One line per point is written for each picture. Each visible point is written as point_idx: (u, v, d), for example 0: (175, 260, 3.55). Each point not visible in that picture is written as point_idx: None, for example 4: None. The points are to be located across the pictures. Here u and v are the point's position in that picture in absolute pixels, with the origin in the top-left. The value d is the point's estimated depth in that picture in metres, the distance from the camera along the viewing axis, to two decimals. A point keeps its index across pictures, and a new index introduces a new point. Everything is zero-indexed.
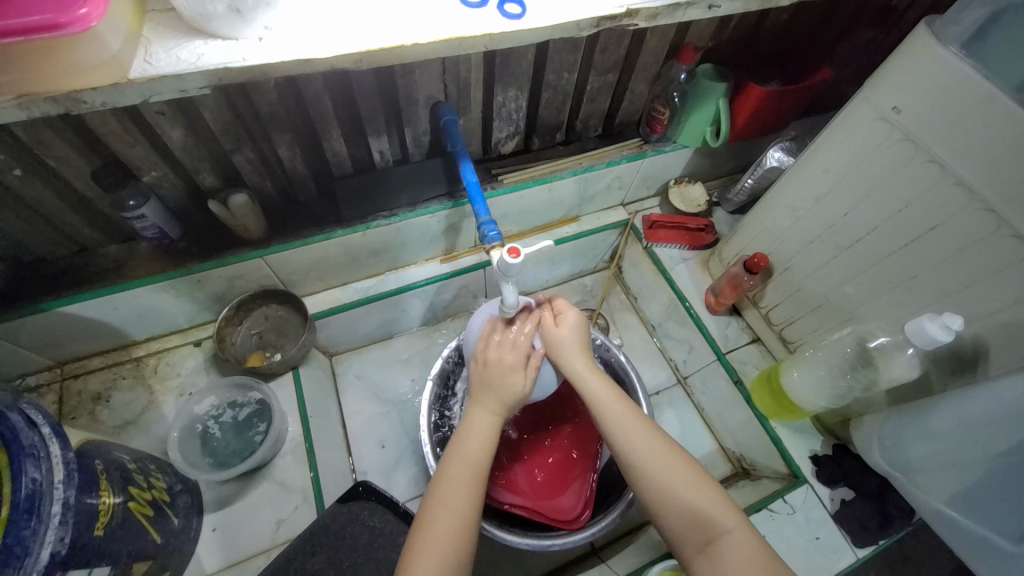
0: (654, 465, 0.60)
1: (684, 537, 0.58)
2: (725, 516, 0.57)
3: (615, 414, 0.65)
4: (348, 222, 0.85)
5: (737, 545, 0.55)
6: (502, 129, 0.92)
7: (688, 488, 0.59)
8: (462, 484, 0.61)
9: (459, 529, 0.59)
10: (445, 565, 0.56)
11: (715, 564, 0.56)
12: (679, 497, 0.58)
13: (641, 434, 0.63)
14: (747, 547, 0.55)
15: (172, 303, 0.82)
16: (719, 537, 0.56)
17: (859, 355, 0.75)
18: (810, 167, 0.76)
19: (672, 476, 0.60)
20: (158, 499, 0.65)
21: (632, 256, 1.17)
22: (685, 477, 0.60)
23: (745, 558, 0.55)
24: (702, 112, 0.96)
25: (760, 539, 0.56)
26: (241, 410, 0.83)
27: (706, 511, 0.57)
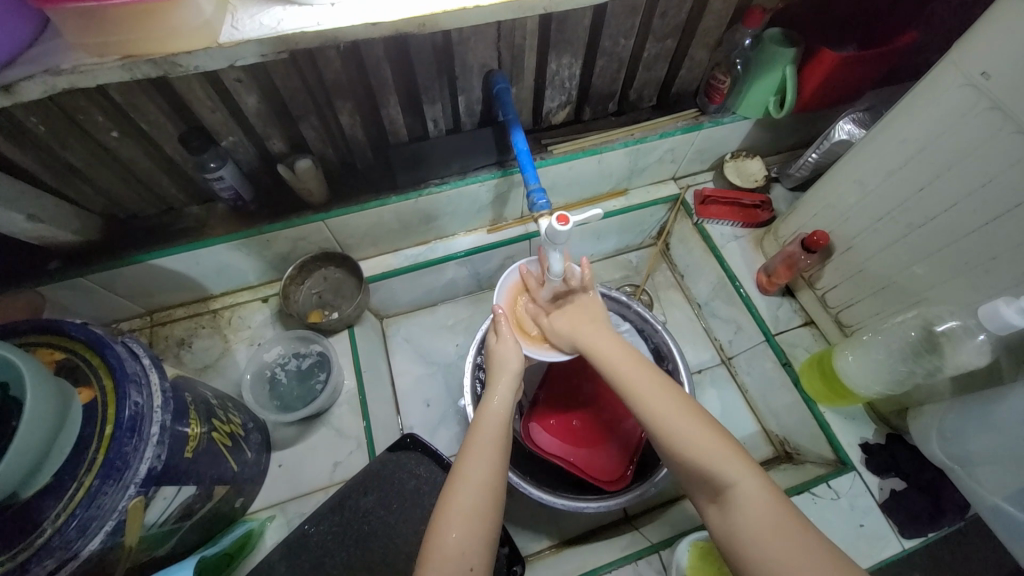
0: (662, 416, 0.61)
1: (697, 487, 0.57)
2: (736, 467, 0.54)
3: (622, 369, 0.68)
4: (401, 189, 0.89)
5: (749, 496, 0.52)
6: (554, 98, 0.92)
7: (705, 443, 0.57)
8: (495, 469, 0.61)
9: (487, 513, 0.58)
10: (469, 537, 0.56)
11: (725, 512, 0.53)
12: (684, 445, 0.58)
13: (647, 384, 0.64)
14: (761, 500, 0.52)
15: (244, 261, 0.89)
16: (730, 489, 0.53)
17: (924, 340, 0.71)
18: (884, 137, 0.71)
19: (687, 428, 0.59)
20: (235, 433, 0.72)
21: (681, 233, 1.14)
22: (691, 422, 0.59)
23: (759, 504, 0.52)
24: (766, 81, 0.92)
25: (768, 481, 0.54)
26: (304, 360, 0.91)
27: (719, 461, 0.55)
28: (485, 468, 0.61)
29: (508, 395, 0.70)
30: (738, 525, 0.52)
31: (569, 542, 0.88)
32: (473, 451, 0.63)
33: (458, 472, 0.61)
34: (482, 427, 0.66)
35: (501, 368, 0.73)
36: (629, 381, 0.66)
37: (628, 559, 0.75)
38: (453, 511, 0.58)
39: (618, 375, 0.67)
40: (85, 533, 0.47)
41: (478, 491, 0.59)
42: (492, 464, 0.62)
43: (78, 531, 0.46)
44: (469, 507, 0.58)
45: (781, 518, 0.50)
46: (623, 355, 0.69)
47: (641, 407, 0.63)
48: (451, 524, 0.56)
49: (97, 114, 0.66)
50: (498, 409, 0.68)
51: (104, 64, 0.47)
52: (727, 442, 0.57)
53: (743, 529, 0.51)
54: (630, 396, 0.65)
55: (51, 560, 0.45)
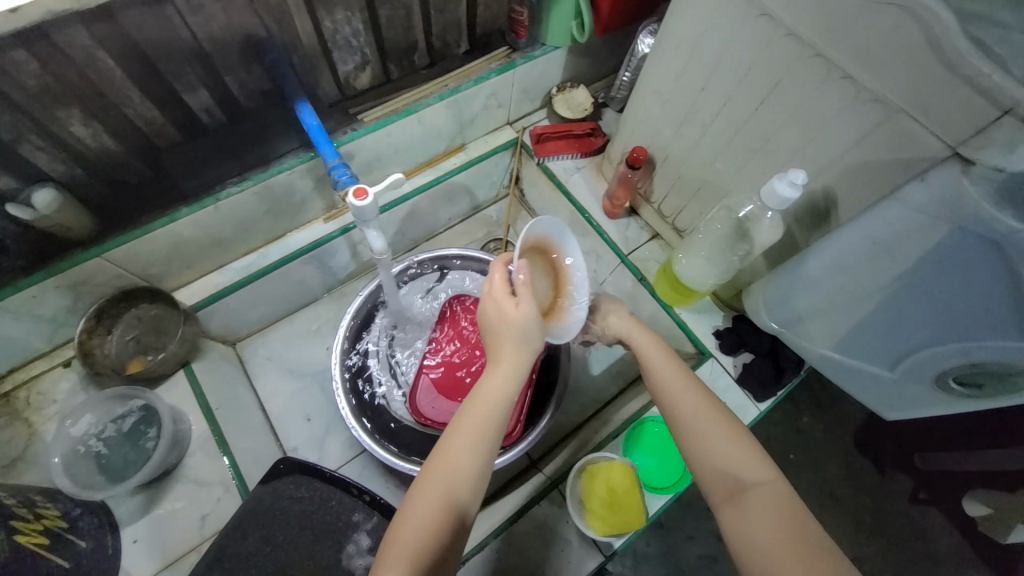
0: (693, 423, 0.59)
1: (714, 488, 0.56)
2: (759, 469, 0.54)
3: (667, 374, 0.64)
4: (193, 198, 0.77)
5: (767, 499, 0.52)
6: (347, 60, 0.83)
7: (727, 452, 0.56)
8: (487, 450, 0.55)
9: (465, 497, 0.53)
10: (433, 539, 0.50)
11: (737, 514, 0.52)
12: (720, 452, 0.56)
13: (695, 391, 0.61)
14: (783, 499, 0.52)
15: (16, 327, 0.73)
16: (753, 489, 0.53)
17: (734, 228, 0.78)
18: (665, 44, 0.73)
19: (726, 437, 0.57)
20: (54, 527, 0.64)
21: (530, 176, 1.13)
22: (737, 437, 0.57)
23: (774, 515, 0.51)
24: (563, 6, 0.90)
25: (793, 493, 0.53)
26: (125, 421, 0.77)
27: (741, 466, 0.55)
28: (475, 455, 0.54)
29: (512, 382, 0.60)
30: (748, 528, 0.51)
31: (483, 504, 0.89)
32: (465, 423, 0.56)
33: (440, 456, 0.55)
34: (479, 399, 0.58)
35: (505, 332, 0.62)
36: (677, 389, 0.62)
37: (532, 502, 0.77)
38: (420, 506, 0.52)
39: (669, 384, 0.63)
40: None
41: (465, 472, 0.53)
42: (482, 451, 0.55)
43: None
44: (441, 501, 0.52)
45: (792, 513, 0.51)
46: (682, 368, 0.64)
47: (681, 413, 0.60)
48: (416, 522, 0.51)
49: None
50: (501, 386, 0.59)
51: None
52: (752, 446, 0.56)
53: (754, 536, 0.50)
54: (670, 403, 0.61)
55: None
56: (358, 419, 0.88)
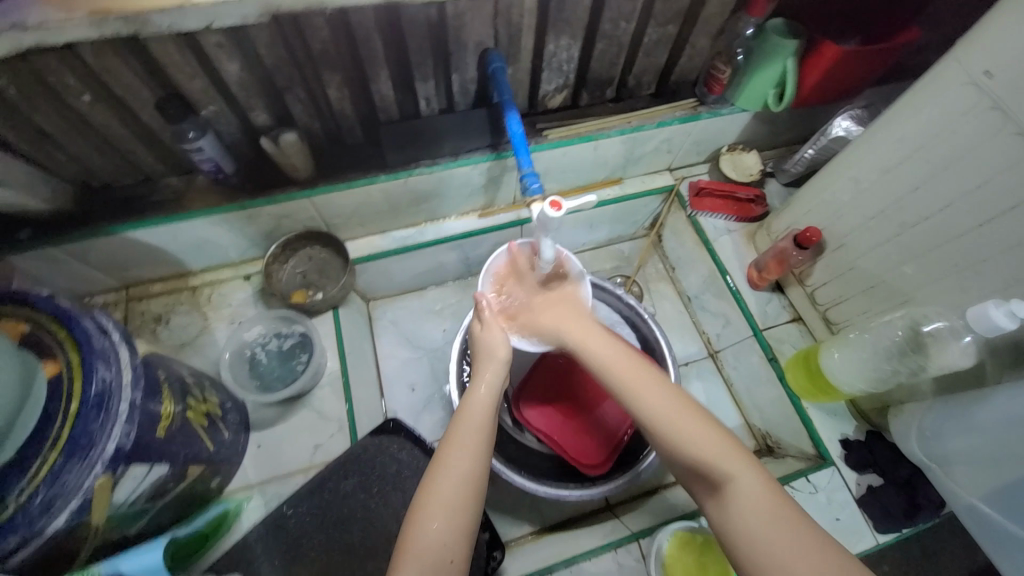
0: (666, 419, 0.57)
1: (696, 481, 0.55)
2: (732, 463, 0.53)
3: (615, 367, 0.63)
4: (391, 167, 0.87)
5: (746, 493, 0.51)
6: (551, 81, 0.89)
7: (709, 442, 0.54)
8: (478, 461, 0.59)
9: (468, 500, 0.58)
10: (451, 527, 0.56)
11: (722, 506, 0.52)
12: (694, 444, 0.55)
13: (638, 382, 0.60)
14: (756, 498, 0.51)
15: (226, 236, 0.86)
16: (727, 483, 0.52)
17: (910, 339, 0.71)
18: (883, 134, 0.71)
19: (689, 429, 0.56)
20: (211, 413, 0.70)
21: (674, 224, 1.13)
22: (712, 433, 0.55)
23: (757, 504, 0.51)
24: (767, 73, 0.90)
25: (771, 487, 0.52)
26: (285, 340, 0.89)
27: (716, 460, 0.53)
28: (470, 459, 0.59)
29: (493, 385, 0.67)
30: (733, 518, 0.51)
31: (551, 529, 0.88)
32: (455, 444, 0.60)
33: (442, 461, 0.60)
34: (466, 416, 0.63)
35: (487, 355, 0.69)
36: (619, 377, 0.62)
37: (608, 547, 0.76)
38: (434, 499, 0.57)
39: (621, 374, 0.62)
40: (49, 510, 0.45)
41: (458, 485, 0.58)
42: (477, 453, 0.60)
43: (41, 508, 0.44)
44: (450, 499, 0.57)
45: (768, 514, 0.50)
46: (621, 353, 0.65)
47: (636, 402, 0.60)
48: (433, 514, 0.56)
49: (69, 77, 0.62)
50: (484, 402, 0.65)
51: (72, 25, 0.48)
52: (723, 438, 0.55)
53: (737, 527, 0.51)
54: (625, 394, 0.61)
55: (13, 539, 0.43)
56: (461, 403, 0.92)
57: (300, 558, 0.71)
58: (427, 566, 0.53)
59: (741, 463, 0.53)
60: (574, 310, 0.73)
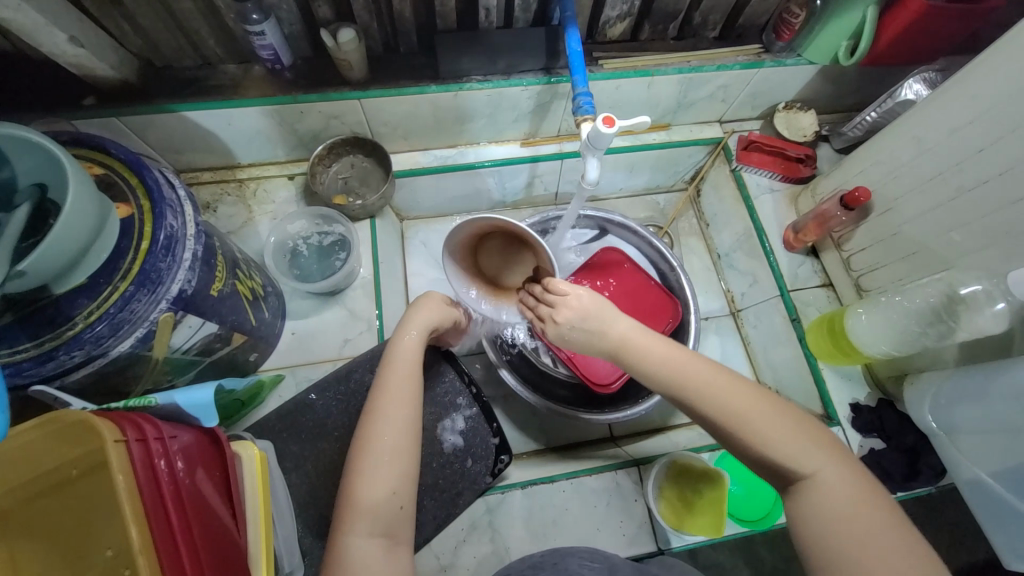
0: (736, 416, 0.54)
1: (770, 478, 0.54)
2: (812, 459, 0.51)
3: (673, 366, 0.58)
4: (442, 80, 0.86)
5: (829, 484, 0.50)
6: (615, 6, 0.86)
7: (785, 436, 0.52)
8: (412, 413, 0.61)
9: (409, 455, 0.59)
10: (394, 485, 0.57)
11: (801, 505, 0.51)
12: (770, 441, 0.52)
13: (703, 374, 0.57)
14: (838, 490, 0.50)
15: (275, 132, 0.88)
16: (803, 480, 0.51)
17: (944, 305, 0.71)
18: (959, 91, 0.68)
19: (760, 424, 0.53)
20: (255, 291, 0.74)
21: (716, 179, 1.11)
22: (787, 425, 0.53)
23: (841, 498, 0.49)
24: (844, 21, 0.85)
25: (849, 472, 0.51)
26: (326, 237, 0.92)
27: (793, 459, 0.51)
28: (404, 419, 0.60)
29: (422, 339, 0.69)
30: (817, 514, 0.49)
31: (555, 450, 0.92)
32: (390, 394, 0.62)
33: (374, 423, 0.60)
34: (395, 368, 0.65)
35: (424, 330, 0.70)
36: (680, 371, 0.58)
37: (609, 467, 0.81)
38: (374, 457, 0.58)
39: (676, 371, 0.58)
40: (116, 332, 0.49)
41: (398, 439, 0.59)
42: (413, 413, 0.62)
43: (109, 329, 0.49)
44: (390, 457, 0.58)
45: (853, 510, 0.48)
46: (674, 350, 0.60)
47: (702, 402, 0.56)
48: (376, 472, 0.57)
49: None
50: (412, 347, 0.67)
51: None
52: (795, 429, 0.53)
53: (821, 525, 0.49)
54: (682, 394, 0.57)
55: (79, 353, 0.48)
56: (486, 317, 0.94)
57: (324, 435, 0.77)
58: (380, 519, 0.55)
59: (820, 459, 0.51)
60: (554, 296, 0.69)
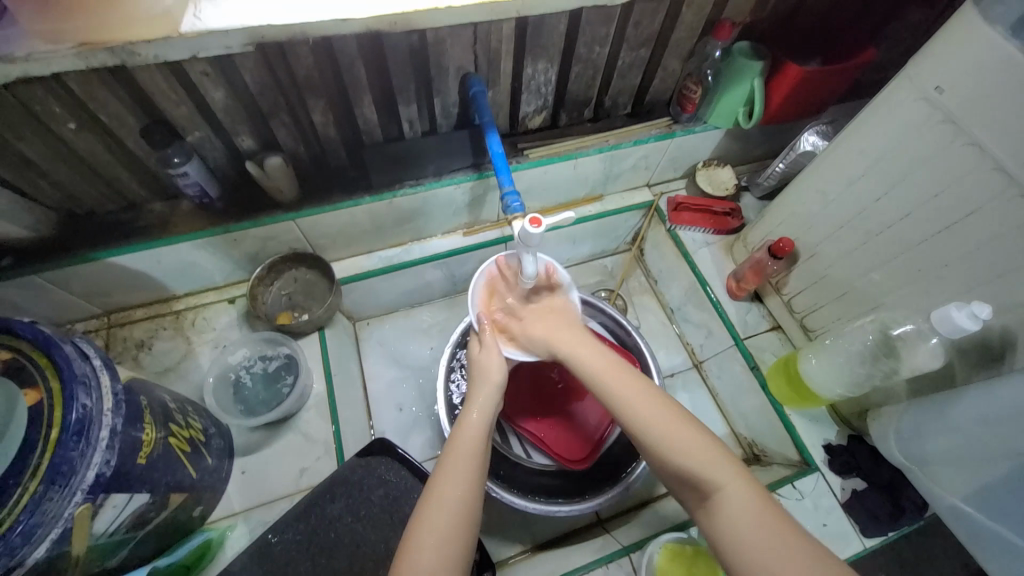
0: (656, 427, 0.57)
1: (685, 492, 0.55)
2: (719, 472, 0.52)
3: (607, 376, 0.63)
4: (375, 189, 0.88)
5: (735, 499, 0.50)
6: (530, 103, 0.93)
7: (694, 450, 0.54)
8: (472, 489, 0.58)
9: (461, 533, 0.56)
10: (442, 563, 0.53)
11: (710, 518, 0.51)
12: (681, 454, 0.54)
13: (629, 385, 0.61)
14: (748, 501, 0.50)
15: (210, 260, 0.86)
16: (717, 492, 0.51)
17: (882, 344, 0.75)
18: (846, 148, 0.74)
19: (679, 437, 0.55)
20: (194, 438, 0.69)
21: (655, 238, 1.16)
22: (699, 442, 0.55)
23: (744, 512, 0.49)
24: (735, 93, 0.95)
25: (758, 489, 0.51)
26: (270, 362, 0.89)
27: (704, 469, 0.52)
28: (463, 488, 0.58)
29: (486, 416, 0.66)
30: (723, 526, 0.50)
31: (541, 547, 0.88)
32: (448, 467, 0.60)
33: (432, 490, 0.58)
34: (459, 442, 0.63)
35: (481, 376, 0.69)
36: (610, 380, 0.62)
37: (599, 562, 0.76)
38: (426, 531, 0.55)
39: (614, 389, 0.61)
40: (30, 539, 0.44)
41: (454, 515, 0.56)
42: (471, 487, 0.59)
43: (22, 537, 0.43)
44: (444, 529, 0.55)
45: (759, 518, 0.48)
46: (610, 365, 0.64)
47: (626, 411, 0.59)
48: (426, 543, 0.54)
49: (55, 106, 0.63)
50: (475, 424, 0.64)
51: (58, 52, 0.49)
52: (709, 442, 0.55)
53: (726, 538, 0.49)
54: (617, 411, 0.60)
55: None
56: (449, 415, 0.90)
57: None
58: None
59: (733, 472, 0.52)
60: (563, 322, 0.72)
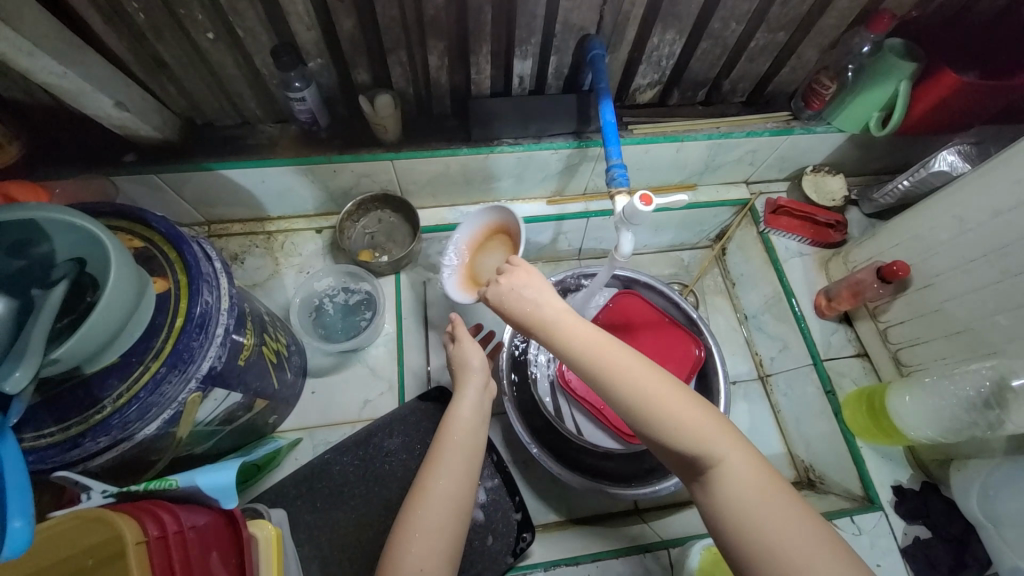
0: (655, 405, 0.50)
1: (679, 466, 0.52)
2: (724, 446, 0.49)
3: (603, 352, 0.52)
4: (474, 143, 0.87)
5: (738, 474, 0.48)
6: (646, 75, 0.88)
7: (696, 423, 0.49)
8: (461, 484, 0.59)
9: (450, 527, 0.57)
10: (430, 555, 0.54)
11: (712, 495, 0.49)
12: (686, 434, 0.49)
13: (617, 351, 0.52)
14: (753, 478, 0.48)
15: (307, 188, 0.89)
16: (717, 467, 0.49)
17: (994, 393, 0.68)
18: (1005, 173, 0.66)
19: (669, 405, 0.50)
20: (279, 352, 0.73)
21: (742, 239, 1.10)
22: (698, 412, 0.50)
23: (749, 490, 0.47)
24: (874, 95, 0.86)
25: (754, 459, 0.49)
26: (352, 296, 0.92)
27: (700, 442, 0.49)
28: (452, 483, 0.59)
29: (473, 401, 0.67)
30: (733, 506, 0.47)
31: (575, 522, 0.89)
32: (437, 466, 0.60)
33: (423, 487, 0.59)
34: (449, 437, 0.63)
35: (463, 369, 0.72)
36: (599, 349, 0.53)
37: (637, 548, 0.76)
38: (416, 526, 0.56)
39: (601, 358, 0.52)
40: (144, 416, 0.48)
41: (446, 510, 0.57)
42: (458, 478, 0.60)
43: (138, 413, 0.48)
44: (436, 527, 0.56)
45: (764, 492, 0.47)
46: (592, 331, 0.54)
47: (622, 384, 0.51)
48: (413, 541, 0.55)
49: (198, 12, 0.65)
50: (466, 416, 0.66)
51: None
52: (712, 417, 0.50)
53: (733, 517, 0.47)
54: (611, 390, 0.52)
55: (105, 438, 0.47)
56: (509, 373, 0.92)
57: (339, 504, 0.74)
58: None
59: (731, 443, 0.49)
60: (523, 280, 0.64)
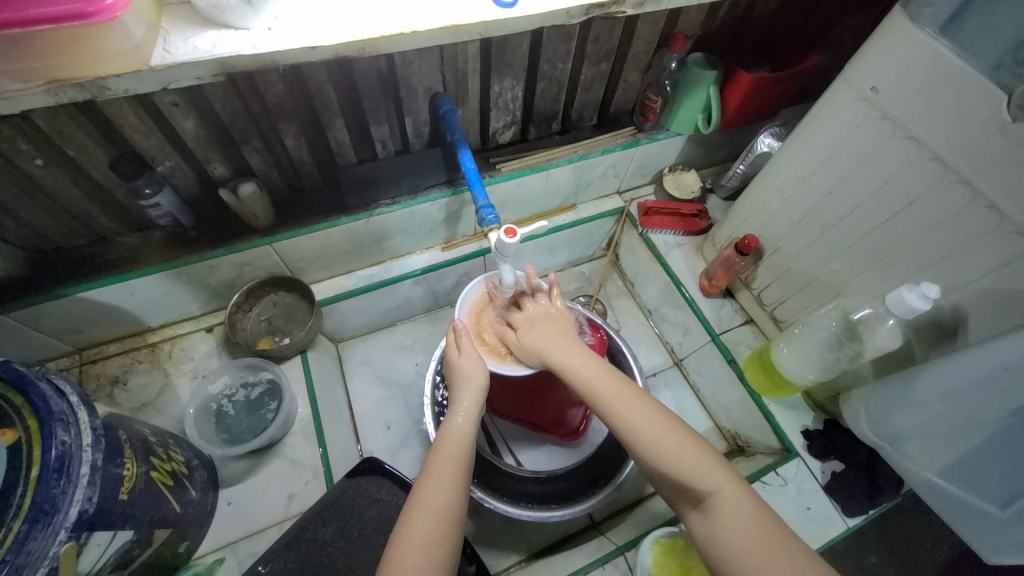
0: (650, 436, 0.59)
1: (678, 496, 0.57)
2: (713, 475, 0.55)
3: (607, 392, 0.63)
4: (352, 210, 0.89)
5: (732, 501, 0.53)
6: (499, 119, 0.95)
7: (684, 455, 0.56)
8: (457, 493, 0.59)
9: (447, 537, 0.56)
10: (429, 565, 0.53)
11: (707, 520, 0.54)
12: (674, 460, 0.56)
13: (611, 388, 0.64)
14: (739, 503, 0.53)
15: (185, 290, 0.85)
16: (713, 497, 0.54)
17: (845, 329, 0.79)
18: (798, 147, 0.79)
19: (655, 434, 0.58)
20: (177, 471, 0.68)
21: (628, 243, 1.20)
22: (687, 447, 0.57)
23: (741, 514, 0.52)
24: (693, 101, 0.99)
25: (745, 486, 0.55)
26: (253, 389, 0.89)
27: (695, 475, 0.55)
28: (451, 490, 0.59)
29: (471, 415, 0.67)
30: (720, 527, 0.52)
31: (538, 555, 0.88)
32: (436, 475, 0.60)
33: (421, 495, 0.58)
34: (443, 447, 0.63)
35: (466, 383, 0.70)
36: (600, 392, 0.64)
37: (597, 564, 0.76)
38: (414, 535, 0.55)
39: (600, 394, 0.64)
40: None
41: (439, 519, 0.56)
42: (456, 482, 0.60)
43: None
44: (431, 534, 0.55)
45: (759, 524, 0.51)
46: (597, 373, 0.66)
47: (618, 416, 0.61)
48: (411, 551, 0.54)
49: (22, 143, 0.62)
50: (463, 428, 0.66)
51: (28, 89, 0.47)
52: (698, 447, 0.57)
53: (724, 537, 0.52)
54: (610, 421, 0.62)
55: None
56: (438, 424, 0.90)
57: None
58: None
59: (721, 475, 0.55)
60: (553, 330, 0.73)
